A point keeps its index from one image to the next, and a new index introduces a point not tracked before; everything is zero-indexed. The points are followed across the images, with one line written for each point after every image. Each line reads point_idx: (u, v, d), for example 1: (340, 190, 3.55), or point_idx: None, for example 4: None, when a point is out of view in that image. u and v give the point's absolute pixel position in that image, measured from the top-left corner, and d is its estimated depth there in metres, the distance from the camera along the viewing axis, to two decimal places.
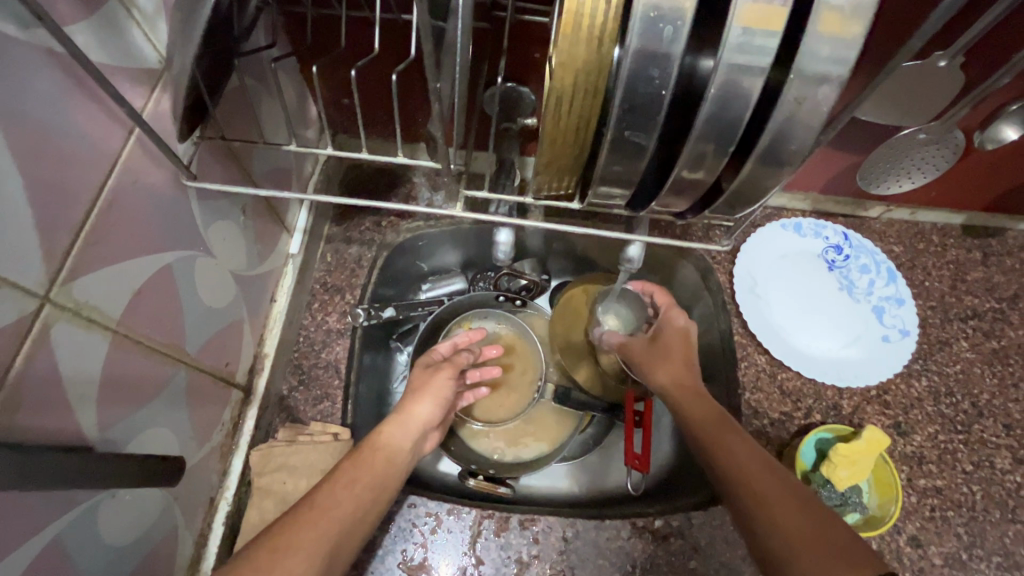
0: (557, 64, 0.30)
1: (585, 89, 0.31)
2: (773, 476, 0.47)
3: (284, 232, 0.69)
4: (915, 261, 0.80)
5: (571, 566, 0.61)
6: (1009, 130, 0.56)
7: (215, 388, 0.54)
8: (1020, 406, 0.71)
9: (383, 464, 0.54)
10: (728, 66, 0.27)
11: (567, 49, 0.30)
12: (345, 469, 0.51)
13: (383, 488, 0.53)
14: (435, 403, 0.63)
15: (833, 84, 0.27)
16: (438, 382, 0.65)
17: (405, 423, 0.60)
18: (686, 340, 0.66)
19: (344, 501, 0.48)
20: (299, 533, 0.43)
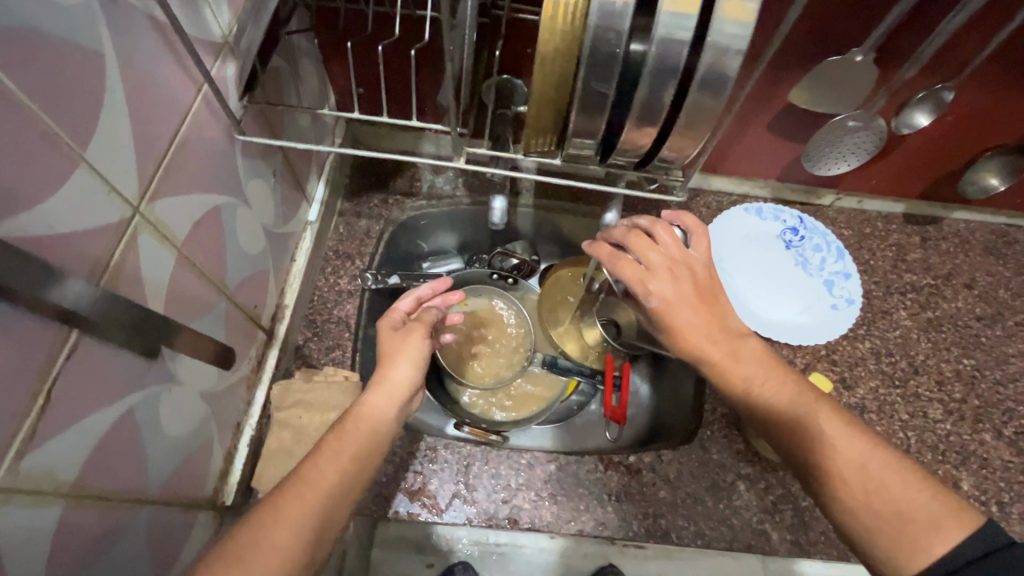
0: (542, 34, 0.39)
1: (562, 54, 0.40)
2: (849, 445, 0.50)
3: (305, 200, 0.78)
4: (861, 243, 0.90)
5: (553, 495, 0.68)
6: (920, 117, 0.67)
7: (245, 325, 0.62)
8: (950, 365, 0.81)
9: (367, 434, 0.53)
10: (662, 37, 0.37)
11: (547, 26, 0.39)
12: (330, 443, 0.52)
13: (368, 456, 0.52)
14: (414, 365, 0.57)
15: (741, 47, 0.37)
16: (414, 342, 0.58)
17: (387, 389, 0.56)
18: (687, 311, 0.57)
19: (327, 474, 0.50)
20: (328, 470, 0.50)
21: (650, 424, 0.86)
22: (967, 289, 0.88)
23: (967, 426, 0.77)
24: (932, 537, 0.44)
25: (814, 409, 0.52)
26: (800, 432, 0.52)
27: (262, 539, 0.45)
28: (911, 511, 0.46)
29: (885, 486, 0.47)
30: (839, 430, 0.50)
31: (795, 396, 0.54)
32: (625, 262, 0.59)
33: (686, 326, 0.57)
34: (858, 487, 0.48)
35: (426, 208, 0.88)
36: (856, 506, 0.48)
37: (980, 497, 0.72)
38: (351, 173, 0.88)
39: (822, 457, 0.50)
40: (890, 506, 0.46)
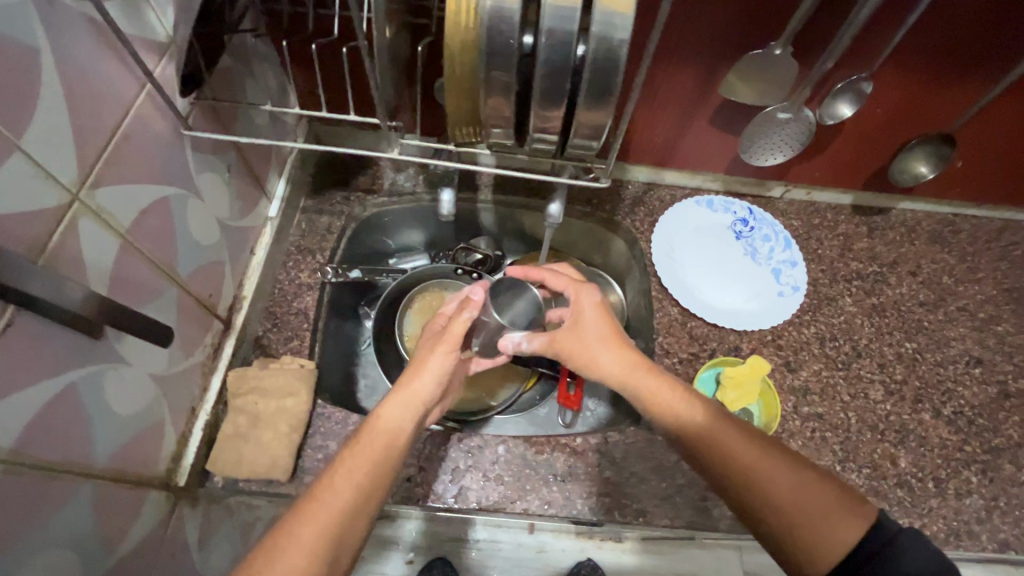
0: (450, 28, 0.41)
1: (464, 52, 0.43)
2: (763, 457, 0.53)
3: (264, 197, 0.82)
4: (810, 233, 0.93)
5: (501, 475, 0.71)
6: (841, 108, 0.71)
7: (198, 312, 0.65)
8: (893, 349, 0.84)
9: (382, 448, 0.55)
10: (549, 28, 0.39)
11: (452, 20, 0.41)
12: (346, 457, 0.54)
13: (386, 469, 0.55)
14: (437, 379, 0.61)
15: (625, 35, 0.39)
16: (440, 357, 0.61)
17: (406, 401, 0.59)
18: (607, 316, 0.66)
19: (343, 491, 0.52)
20: (344, 485, 0.52)
21: (610, 415, 0.88)
22: (912, 276, 0.91)
23: (907, 406, 0.79)
24: (850, 525, 0.48)
25: (734, 436, 0.55)
26: (722, 457, 0.54)
27: (285, 553, 0.47)
28: (829, 516, 0.49)
29: (798, 496, 0.51)
30: (753, 453, 0.53)
31: (720, 424, 0.56)
32: (554, 273, 0.70)
33: (609, 345, 0.63)
34: (776, 502, 0.51)
35: (386, 205, 0.91)
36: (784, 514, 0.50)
37: (917, 473, 0.74)
38: (315, 172, 0.91)
39: (747, 480, 0.52)
40: (810, 505, 0.50)
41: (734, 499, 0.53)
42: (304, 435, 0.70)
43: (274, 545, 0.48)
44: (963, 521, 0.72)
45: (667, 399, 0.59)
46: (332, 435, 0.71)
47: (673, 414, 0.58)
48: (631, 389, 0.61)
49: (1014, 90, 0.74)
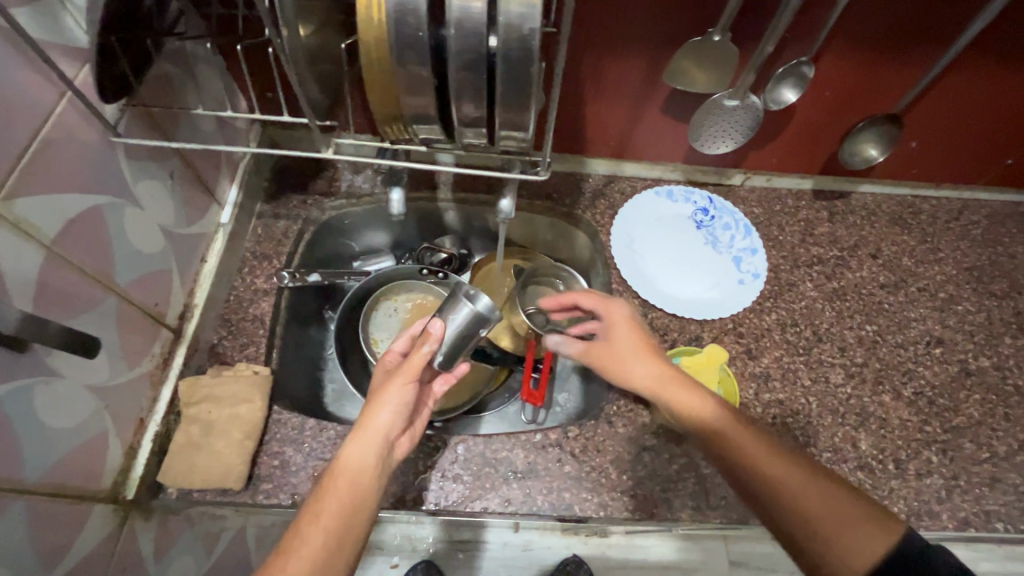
0: (362, 27, 0.40)
1: (377, 49, 0.41)
2: (792, 474, 0.54)
3: (214, 203, 0.81)
4: (771, 220, 0.93)
5: (459, 473, 0.71)
6: (785, 92, 0.72)
7: (143, 322, 0.65)
8: (853, 332, 0.84)
9: (346, 491, 0.56)
10: (456, 20, 0.39)
11: (365, 16, 0.40)
12: (310, 507, 0.55)
13: (354, 509, 0.55)
14: (394, 410, 0.60)
15: (534, 22, 0.39)
16: (395, 389, 0.60)
17: (364, 439, 0.58)
18: (640, 332, 0.67)
19: (311, 540, 0.52)
20: (313, 534, 0.53)
21: (580, 407, 0.87)
22: (872, 259, 0.90)
23: (867, 388, 0.79)
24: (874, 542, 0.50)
25: (766, 450, 0.56)
26: (755, 470, 0.55)
27: None
28: (855, 533, 0.50)
29: (829, 508, 0.52)
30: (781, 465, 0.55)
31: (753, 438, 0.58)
32: (585, 293, 0.71)
33: (643, 358, 0.65)
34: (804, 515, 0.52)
35: (345, 208, 0.90)
36: (813, 527, 0.51)
37: (877, 455, 0.75)
38: (270, 176, 0.90)
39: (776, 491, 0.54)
40: (839, 523, 0.51)
41: (767, 511, 0.54)
42: (258, 441, 0.70)
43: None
44: (923, 501, 0.72)
45: (702, 412, 0.61)
46: (289, 440, 0.71)
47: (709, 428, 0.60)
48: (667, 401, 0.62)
49: (958, 69, 0.74)
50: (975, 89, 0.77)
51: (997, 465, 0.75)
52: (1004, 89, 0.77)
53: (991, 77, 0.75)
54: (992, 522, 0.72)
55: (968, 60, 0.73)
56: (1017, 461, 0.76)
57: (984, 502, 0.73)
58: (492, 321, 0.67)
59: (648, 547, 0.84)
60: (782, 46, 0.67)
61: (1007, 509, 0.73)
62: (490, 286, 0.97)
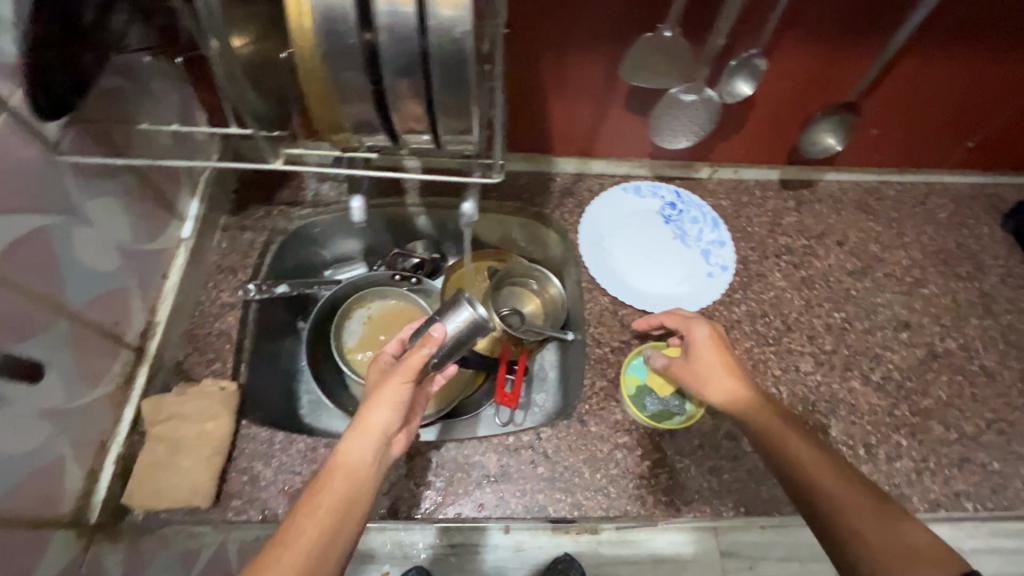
0: (296, 36, 0.40)
1: (310, 56, 0.40)
2: (847, 491, 0.52)
3: (174, 218, 0.79)
4: (740, 212, 0.92)
5: (431, 481, 0.70)
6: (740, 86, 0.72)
7: (100, 343, 0.64)
8: (822, 320, 0.84)
9: (343, 487, 0.56)
10: (386, 25, 0.38)
11: (298, 28, 0.39)
12: (307, 500, 0.55)
13: (351, 505, 0.55)
14: (391, 409, 0.60)
15: (463, 25, 0.38)
16: (392, 387, 0.59)
17: (362, 436, 0.58)
18: (720, 349, 0.67)
19: (307, 531, 0.52)
20: (309, 527, 0.53)
21: (558, 404, 0.87)
22: (840, 246, 0.91)
23: (837, 375, 0.80)
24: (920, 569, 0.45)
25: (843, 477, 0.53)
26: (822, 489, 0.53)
27: None
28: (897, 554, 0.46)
29: (880, 523, 0.49)
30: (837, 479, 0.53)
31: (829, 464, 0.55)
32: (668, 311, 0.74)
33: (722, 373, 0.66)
34: (848, 526, 0.50)
35: (311, 217, 0.88)
36: (853, 539, 0.49)
37: (847, 441, 0.75)
38: (236, 187, 0.88)
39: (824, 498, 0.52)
40: (886, 543, 0.47)
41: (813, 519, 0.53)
42: (226, 458, 0.69)
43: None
44: (894, 484, 0.73)
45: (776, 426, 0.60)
46: (257, 455, 0.70)
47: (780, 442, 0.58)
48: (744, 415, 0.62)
49: (913, 53, 0.74)
50: (931, 73, 0.77)
51: (965, 445, 0.76)
52: (961, 72, 0.77)
53: (945, 62, 0.76)
54: (962, 502, 0.73)
55: (922, 44, 0.73)
56: (985, 441, 0.77)
57: (953, 483, 0.74)
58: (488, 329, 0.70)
59: (656, 542, 0.84)
60: (733, 39, 0.68)
61: (976, 488, 0.74)
62: (464, 287, 0.95)
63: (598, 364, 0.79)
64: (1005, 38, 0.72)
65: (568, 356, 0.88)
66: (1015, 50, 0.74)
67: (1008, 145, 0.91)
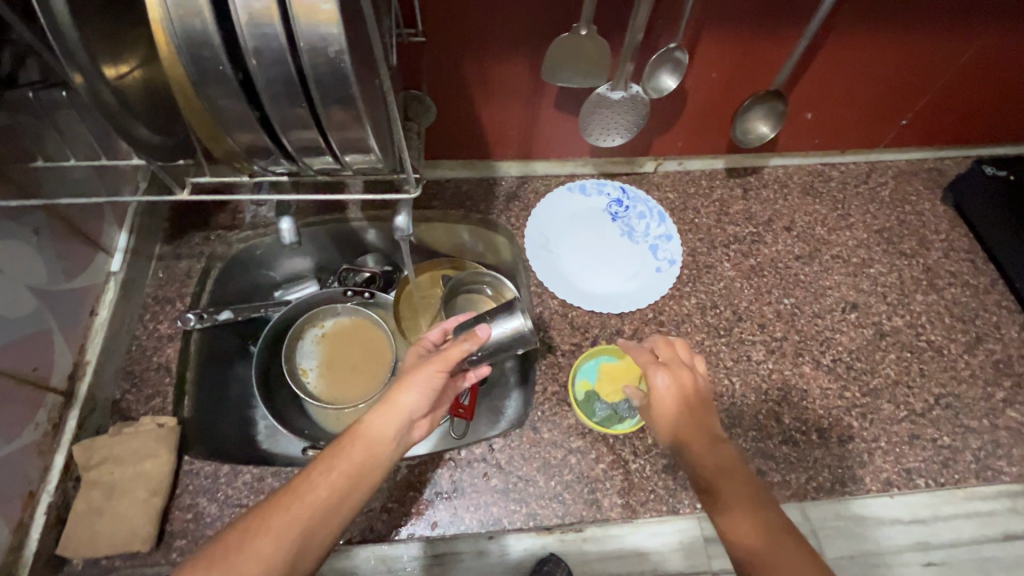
0: (167, 65, 0.38)
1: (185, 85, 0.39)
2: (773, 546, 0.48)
3: (101, 253, 0.77)
4: (687, 203, 0.92)
5: (383, 503, 0.69)
6: (661, 79, 0.73)
7: (16, 391, 0.63)
8: (772, 307, 0.85)
9: (362, 454, 0.55)
10: (253, 48, 0.37)
11: (166, 56, 0.37)
12: (326, 458, 0.54)
13: (363, 477, 0.55)
14: (421, 393, 0.60)
15: (336, 43, 0.37)
16: (426, 371, 0.60)
17: (389, 411, 0.59)
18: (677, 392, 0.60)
19: (318, 489, 0.52)
20: (319, 485, 0.52)
21: (520, 411, 0.83)
22: (787, 231, 0.91)
23: (788, 361, 0.80)
24: None
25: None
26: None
27: (246, 550, 0.47)
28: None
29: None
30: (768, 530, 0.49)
31: (801, 560, 0.46)
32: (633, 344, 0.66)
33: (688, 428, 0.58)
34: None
35: (252, 239, 0.85)
36: None
37: (800, 428, 0.75)
38: (170, 216, 0.85)
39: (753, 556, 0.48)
40: None
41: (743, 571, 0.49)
42: (167, 497, 0.67)
43: (248, 532, 0.49)
44: (847, 467, 0.74)
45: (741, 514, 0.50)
46: (201, 491, 0.68)
47: (739, 530, 0.50)
48: (708, 486, 0.53)
49: (839, 35, 0.74)
50: (856, 52, 0.77)
51: (915, 422, 0.77)
52: (889, 52, 0.78)
53: (870, 43, 0.76)
54: (914, 479, 0.74)
55: (848, 24, 0.73)
56: (935, 416, 0.78)
57: (905, 460, 0.75)
58: (531, 342, 0.70)
59: None
60: (653, 33, 0.68)
61: (927, 464, 0.75)
62: (416, 300, 0.92)
63: (549, 369, 0.78)
64: (927, 15, 0.72)
65: (524, 360, 0.85)
66: (937, 26, 0.74)
67: (942, 120, 0.92)
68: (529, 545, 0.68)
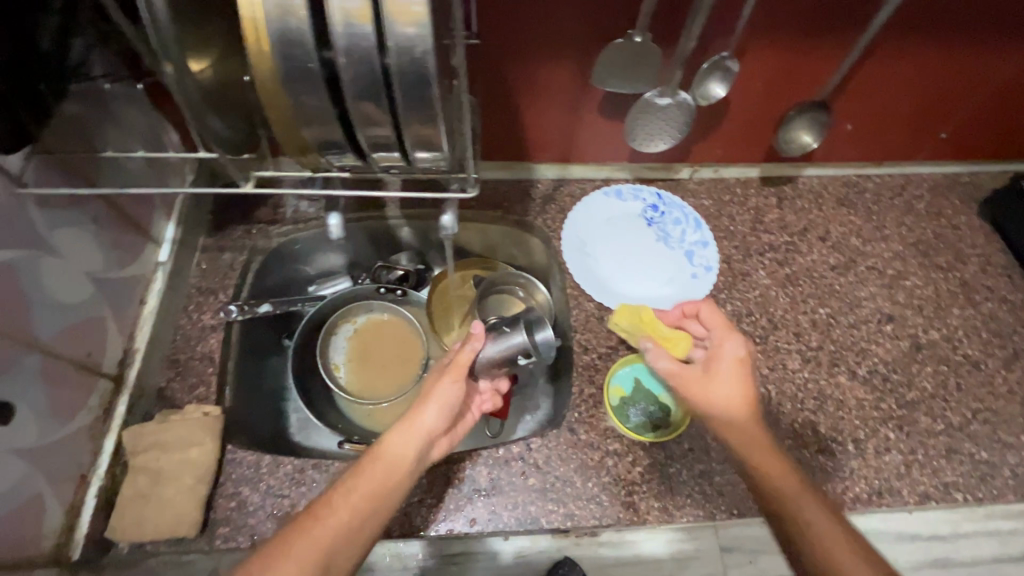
0: (253, 62, 0.39)
1: (270, 83, 0.40)
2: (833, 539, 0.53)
3: (150, 243, 0.78)
4: (721, 210, 0.92)
5: (422, 498, 0.69)
6: (711, 87, 0.73)
7: (72, 373, 0.64)
8: (807, 316, 0.85)
9: (381, 475, 0.58)
10: (343, 47, 0.38)
11: (254, 51, 0.38)
12: (346, 481, 0.57)
13: (383, 498, 0.57)
14: (440, 409, 0.62)
15: (425, 44, 0.38)
16: (444, 387, 0.63)
17: (407, 430, 0.60)
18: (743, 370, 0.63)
19: (338, 514, 0.54)
20: (340, 508, 0.55)
21: (551, 412, 0.82)
22: (822, 242, 0.91)
23: (824, 371, 0.80)
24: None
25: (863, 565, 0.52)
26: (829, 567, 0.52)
27: None
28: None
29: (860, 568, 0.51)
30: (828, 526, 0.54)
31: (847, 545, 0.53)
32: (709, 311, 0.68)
33: (732, 404, 0.61)
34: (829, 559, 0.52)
35: (292, 234, 0.86)
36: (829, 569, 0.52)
37: (836, 437, 0.76)
38: (213, 208, 0.86)
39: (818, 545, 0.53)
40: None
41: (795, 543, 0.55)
42: (212, 485, 0.68)
43: (271, 558, 0.51)
44: (883, 478, 0.74)
45: (794, 490, 0.57)
46: (243, 481, 0.69)
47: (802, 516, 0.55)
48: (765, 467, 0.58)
49: (884, 46, 0.75)
50: (901, 64, 0.78)
51: (953, 436, 0.77)
52: (931, 65, 0.78)
53: (915, 56, 0.76)
54: (951, 493, 0.74)
55: (895, 37, 0.73)
56: (972, 430, 0.77)
57: (942, 474, 0.75)
58: (540, 354, 0.70)
59: None
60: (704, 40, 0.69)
61: (964, 478, 0.75)
62: (450, 298, 0.93)
63: (585, 371, 0.79)
64: (974, 30, 0.73)
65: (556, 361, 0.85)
66: (984, 41, 0.75)
67: (982, 134, 0.92)
68: (546, 547, 0.69)
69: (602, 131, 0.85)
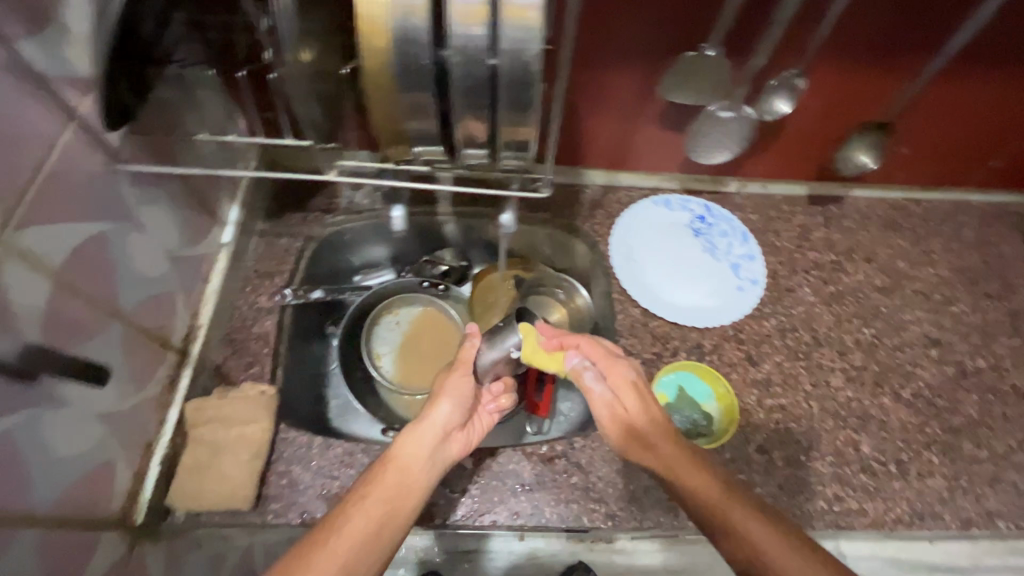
0: (366, 58, 0.40)
1: (379, 78, 0.41)
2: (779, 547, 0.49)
3: (216, 224, 0.81)
4: (768, 226, 0.93)
5: (467, 489, 0.71)
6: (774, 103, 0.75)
7: (147, 344, 0.67)
8: (852, 335, 0.85)
9: (395, 479, 0.55)
10: (456, 46, 0.40)
11: (370, 47, 0.40)
12: (359, 489, 0.54)
13: (402, 498, 0.54)
14: (453, 402, 0.63)
15: (536, 47, 0.39)
16: (455, 380, 0.65)
17: (420, 430, 0.60)
18: (638, 394, 0.63)
19: (355, 520, 0.51)
20: (357, 516, 0.51)
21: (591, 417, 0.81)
22: (868, 263, 0.91)
23: (867, 391, 0.81)
24: None
25: (781, 546, 0.50)
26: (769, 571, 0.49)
27: None
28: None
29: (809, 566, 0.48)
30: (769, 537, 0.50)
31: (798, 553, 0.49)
32: (589, 341, 0.66)
33: (642, 417, 0.62)
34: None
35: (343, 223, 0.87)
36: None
37: (879, 457, 0.76)
38: (272, 195, 0.89)
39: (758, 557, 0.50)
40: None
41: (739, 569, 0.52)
42: (266, 461, 0.70)
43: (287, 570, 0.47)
44: (926, 502, 0.74)
45: (721, 497, 0.54)
46: (295, 459, 0.71)
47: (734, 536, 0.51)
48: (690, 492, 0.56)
49: (952, 71, 0.75)
50: (962, 90, 0.78)
51: (997, 464, 0.77)
52: (994, 93, 0.78)
53: (977, 84, 0.77)
54: (994, 521, 0.74)
55: (960, 64, 0.74)
56: (1017, 460, 0.77)
57: (986, 502, 0.74)
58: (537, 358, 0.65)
59: None
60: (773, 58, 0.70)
61: (1007, 507, 0.74)
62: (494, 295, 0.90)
63: None
64: None
65: None
66: None
67: None
68: (563, 551, 0.71)
69: (656, 141, 0.86)
